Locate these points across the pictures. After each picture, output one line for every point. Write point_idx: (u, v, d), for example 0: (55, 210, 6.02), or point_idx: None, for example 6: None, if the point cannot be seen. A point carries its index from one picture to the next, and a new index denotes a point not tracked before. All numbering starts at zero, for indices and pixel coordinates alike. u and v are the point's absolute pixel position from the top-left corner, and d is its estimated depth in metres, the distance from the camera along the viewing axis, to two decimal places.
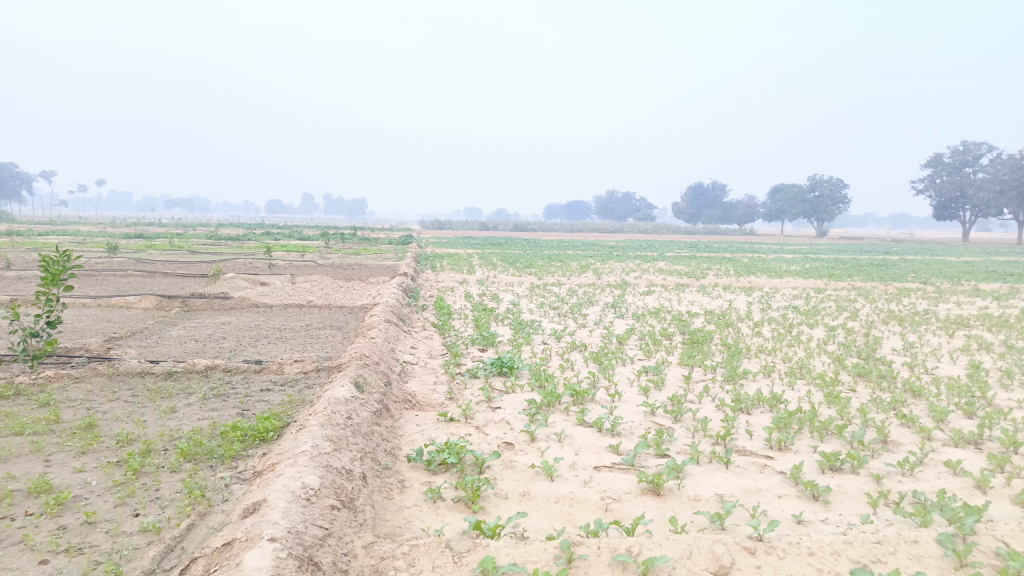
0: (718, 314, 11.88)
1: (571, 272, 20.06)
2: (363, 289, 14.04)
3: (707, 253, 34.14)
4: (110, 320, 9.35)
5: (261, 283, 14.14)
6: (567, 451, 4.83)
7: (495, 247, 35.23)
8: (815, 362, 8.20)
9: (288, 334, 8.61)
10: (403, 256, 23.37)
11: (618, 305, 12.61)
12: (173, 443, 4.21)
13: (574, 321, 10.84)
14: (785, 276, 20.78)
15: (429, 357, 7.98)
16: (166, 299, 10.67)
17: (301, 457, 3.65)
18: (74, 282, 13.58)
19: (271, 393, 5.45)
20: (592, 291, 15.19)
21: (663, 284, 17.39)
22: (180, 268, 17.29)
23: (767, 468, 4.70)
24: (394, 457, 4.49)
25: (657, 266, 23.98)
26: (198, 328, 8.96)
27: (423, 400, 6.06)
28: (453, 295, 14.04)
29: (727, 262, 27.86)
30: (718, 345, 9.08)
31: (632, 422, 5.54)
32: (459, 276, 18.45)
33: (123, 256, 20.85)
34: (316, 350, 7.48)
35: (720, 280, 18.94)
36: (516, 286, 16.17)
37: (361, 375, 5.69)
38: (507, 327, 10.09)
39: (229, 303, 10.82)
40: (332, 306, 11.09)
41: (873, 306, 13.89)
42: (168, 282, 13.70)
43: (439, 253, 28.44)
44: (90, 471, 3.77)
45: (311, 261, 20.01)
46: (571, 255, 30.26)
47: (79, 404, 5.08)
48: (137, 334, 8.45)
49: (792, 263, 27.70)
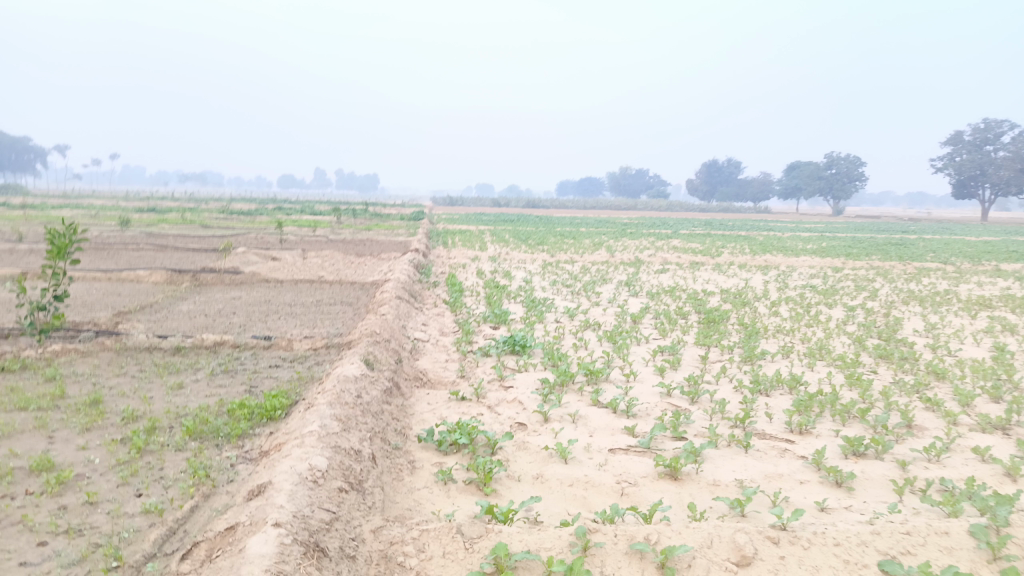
0: (733, 293, 11.68)
1: (584, 250, 19.87)
2: (374, 265, 13.93)
3: (722, 231, 33.76)
4: (120, 295, 9.29)
5: (272, 258, 14.05)
6: (582, 433, 4.70)
7: (507, 223, 35.05)
8: (834, 343, 8.02)
9: (298, 309, 8.51)
10: (414, 232, 23.24)
11: (633, 283, 12.44)
12: (179, 421, 4.11)
13: (588, 298, 10.68)
14: (801, 255, 20.48)
15: (440, 334, 7.86)
16: (177, 273, 10.60)
17: (309, 438, 3.54)
18: (85, 256, 13.53)
19: (280, 370, 5.35)
20: (605, 269, 15.01)
21: (678, 262, 17.17)
22: (192, 242, 17.25)
23: (788, 453, 4.56)
24: (404, 437, 4.38)
25: (671, 243, 23.73)
26: (208, 303, 8.88)
27: (434, 378, 5.95)
28: (465, 271, 13.90)
29: (742, 240, 27.55)
30: (735, 325, 8.90)
31: (648, 403, 5.41)
32: (471, 252, 18.31)
33: (135, 230, 20.84)
34: (326, 327, 7.37)
35: (735, 258, 18.70)
36: (528, 263, 16.02)
37: (372, 352, 5.58)
38: (520, 305, 9.95)
39: (240, 278, 10.74)
40: (343, 282, 10.99)
41: (892, 286, 13.64)
42: (179, 257, 13.64)
43: (450, 229, 28.29)
44: (94, 449, 3.68)
45: (323, 236, 19.90)
46: (584, 231, 30.02)
47: (86, 380, 5.00)
48: (147, 308, 8.38)
49: (808, 242, 27.33)
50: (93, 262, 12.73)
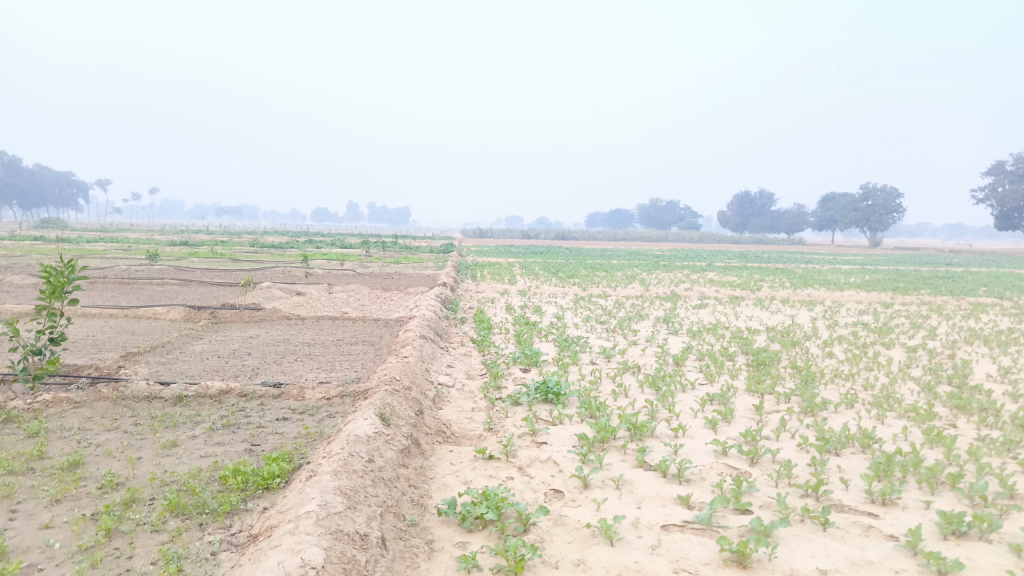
0: (780, 332, 10.93)
1: (617, 283, 19.21)
2: (400, 300, 13.43)
3: (759, 263, 32.69)
4: (133, 333, 8.87)
5: (297, 293, 13.67)
6: (628, 504, 4.05)
7: (537, 256, 34.60)
8: (900, 390, 7.25)
9: (316, 350, 7.99)
10: (443, 265, 22.81)
11: (671, 320, 11.74)
12: (163, 491, 3.55)
13: (624, 337, 10.03)
14: (845, 289, 19.58)
15: (468, 379, 7.26)
16: (195, 310, 10.19)
17: (304, 521, 2.96)
18: (106, 292, 13.25)
19: (287, 424, 4.79)
20: (640, 304, 14.32)
21: (717, 297, 16.43)
22: (216, 276, 16.96)
23: (873, 531, 3.85)
24: (423, 510, 3.77)
25: (707, 277, 22.97)
26: (223, 343, 8.40)
27: (460, 432, 5.35)
28: (494, 307, 13.34)
29: (780, 272, 26.64)
30: (787, 369, 8.17)
31: (702, 466, 4.74)
32: (501, 286, 17.76)
33: (163, 264, 20.72)
34: (343, 370, 6.82)
35: (777, 293, 17.89)
36: (560, 297, 15.41)
37: (390, 404, 4.99)
38: (552, 344, 9.33)
39: (259, 315, 10.30)
40: (366, 319, 10.47)
41: (950, 323, 12.73)
42: (202, 292, 13.32)
43: (480, 262, 27.85)
44: (57, 529, 3.13)
45: (350, 270, 19.55)
46: (617, 264, 29.36)
47: (72, 436, 4.49)
48: (159, 349, 7.92)
49: (850, 275, 26.31)
50: (114, 297, 12.43)
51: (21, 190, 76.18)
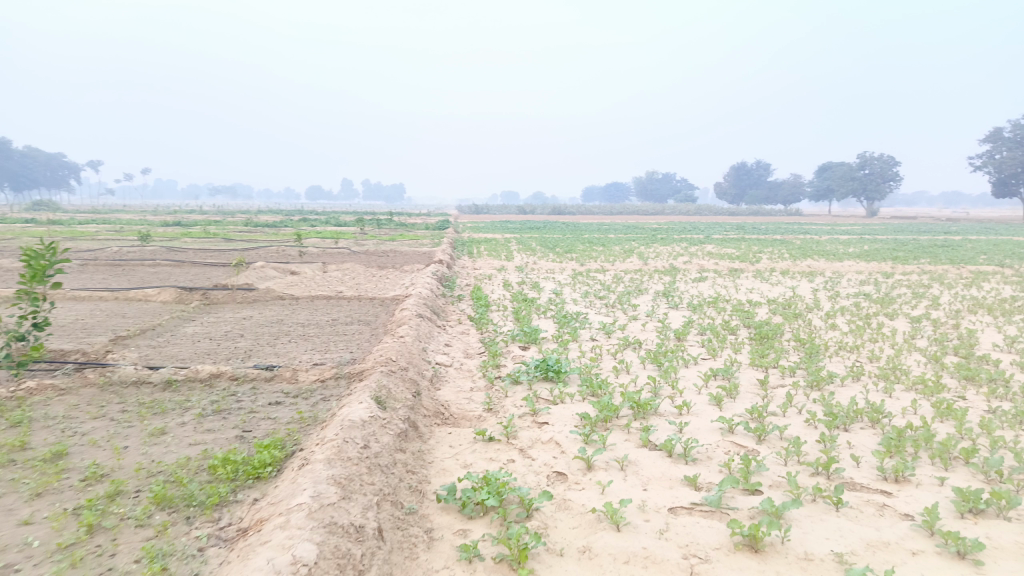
0: (782, 304, 10.79)
1: (615, 257, 19.03)
2: (396, 278, 13.24)
3: (757, 235, 32.46)
4: (124, 316, 8.69)
5: (291, 273, 13.48)
6: (634, 486, 3.91)
7: (533, 231, 34.39)
8: (907, 362, 7.11)
9: (311, 331, 7.82)
10: (438, 242, 22.59)
11: (671, 294, 11.58)
12: (149, 482, 3.40)
13: (624, 312, 9.88)
14: (845, 259, 19.44)
15: (466, 358, 7.11)
16: (186, 291, 10.00)
17: (295, 514, 2.80)
18: (97, 275, 13.05)
19: (280, 409, 4.63)
20: (639, 279, 14.15)
21: (716, 270, 16.29)
22: (209, 257, 16.73)
23: (887, 510, 3.73)
24: (422, 497, 3.63)
25: (706, 249, 22.82)
26: (215, 325, 8.23)
27: (458, 413, 5.21)
28: (492, 283, 13.17)
29: (779, 244, 26.48)
30: (791, 343, 8.02)
31: (708, 445, 4.61)
32: (497, 262, 17.56)
33: (156, 245, 20.48)
34: (338, 351, 6.65)
35: (777, 264, 17.73)
36: (558, 273, 15.24)
37: (387, 386, 4.84)
38: (550, 321, 9.17)
39: (252, 295, 10.12)
40: (361, 298, 10.29)
41: (952, 292, 12.59)
42: (195, 273, 13.11)
43: (476, 238, 27.62)
44: (36, 525, 2.97)
45: (345, 248, 19.34)
46: (614, 237, 29.13)
47: (56, 425, 4.33)
48: (150, 332, 7.74)
49: (849, 245, 26.15)
50: (105, 280, 12.23)
51: (12, 172, 75.47)
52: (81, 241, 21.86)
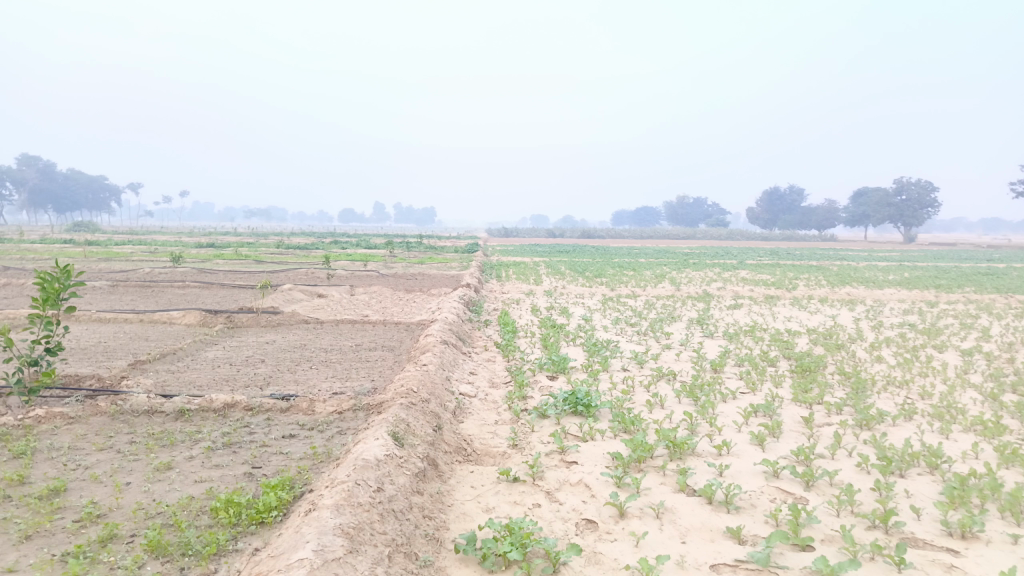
0: (822, 334, 10.34)
1: (646, 283, 18.66)
2: (422, 302, 13.03)
3: (792, 261, 31.72)
4: (146, 339, 8.57)
5: (318, 296, 13.36)
6: (671, 538, 3.58)
7: (562, 255, 34.13)
8: (962, 399, 6.66)
9: (333, 357, 7.61)
10: (467, 265, 22.41)
11: (705, 322, 11.17)
12: (145, 526, 3.15)
13: (656, 341, 9.53)
14: (885, 287, 18.83)
15: (491, 388, 6.81)
16: (211, 314, 9.88)
17: (295, 573, 2.52)
18: (125, 296, 13.05)
19: (293, 443, 4.38)
20: (672, 305, 13.75)
21: (751, 296, 15.81)
22: (237, 278, 16.73)
23: (956, 573, 3.33)
24: (439, 546, 3.33)
25: (740, 275, 22.32)
26: (237, 349, 8.05)
27: (482, 449, 4.91)
28: (520, 308, 12.88)
29: (815, 270, 25.84)
30: (835, 377, 7.59)
31: (752, 491, 4.25)
32: (526, 286, 17.28)
33: (187, 266, 20.60)
34: (359, 380, 6.41)
35: (814, 291, 17.21)
36: (587, 298, 14.93)
37: (406, 420, 4.57)
38: (580, 348, 8.86)
39: (277, 318, 9.96)
40: (386, 323, 10.08)
41: (1003, 324, 12.00)
42: (222, 294, 13.06)
43: (505, 261, 27.43)
44: (19, 574, 2.73)
45: (374, 271, 19.24)
46: (645, 262, 28.74)
47: (59, 457, 4.12)
48: (170, 356, 7.58)
49: (889, 272, 25.35)
50: (132, 301, 12.22)
51: (55, 194, 77.48)
52: (115, 261, 22.10)
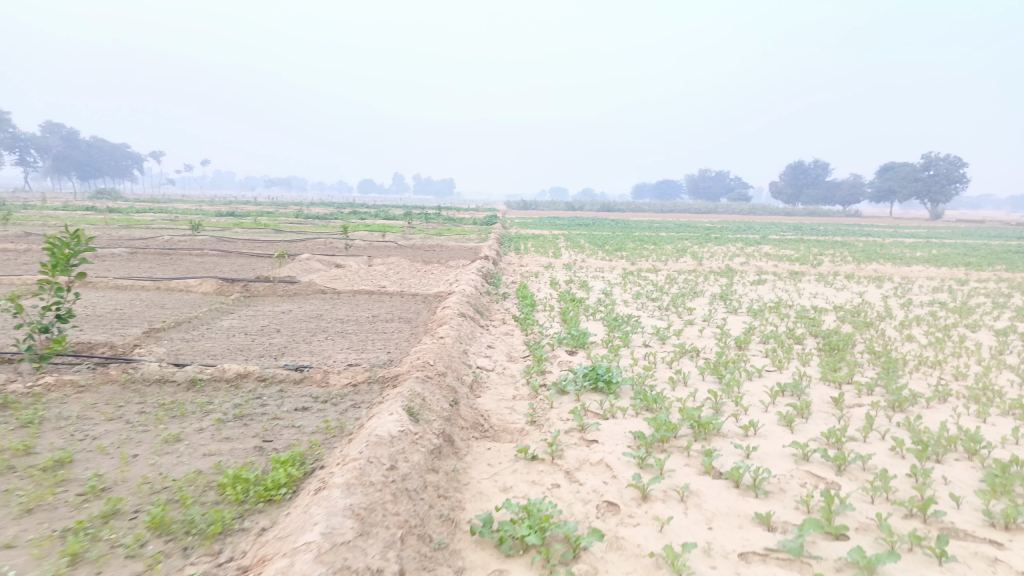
0: (849, 312, 10.06)
1: (667, 257, 18.37)
2: (440, 274, 12.88)
3: (817, 237, 31.13)
4: (162, 307, 8.50)
5: (335, 266, 13.26)
6: (697, 524, 3.41)
7: (582, 228, 33.81)
8: (999, 382, 6.40)
9: (349, 327, 7.49)
10: (485, 237, 22.20)
11: (729, 298, 10.92)
12: (150, 502, 3.03)
13: (678, 316, 9.31)
14: (913, 264, 18.40)
15: (509, 362, 6.66)
16: (227, 283, 9.80)
17: (302, 556, 2.39)
18: (144, 264, 13.03)
19: (306, 416, 4.25)
20: (693, 280, 13.49)
21: (775, 272, 15.49)
22: (256, 247, 16.67)
23: (1001, 566, 3.14)
24: (454, 527, 3.19)
25: (764, 250, 21.93)
26: (252, 319, 7.95)
27: (500, 426, 4.77)
28: (538, 281, 12.69)
29: (840, 246, 25.34)
30: (864, 356, 7.35)
31: (781, 475, 4.06)
32: (545, 259, 17.06)
33: (206, 235, 20.59)
34: (375, 352, 6.27)
35: (840, 268, 16.83)
36: (607, 272, 14.69)
37: (422, 395, 4.42)
38: (600, 323, 8.67)
39: (293, 288, 9.85)
40: (403, 294, 9.94)
41: None
42: (239, 263, 12.99)
43: (524, 234, 27.19)
44: (17, 551, 2.63)
45: (392, 242, 19.12)
46: (666, 236, 28.37)
47: (67, 427, 4.02)
48: (185, 324, 7.50)
49: (916, 249, 24.79)
50: (150, 269, 12.18)
51: (78, 162, 78.08)
52: (135, 229, 22.15)
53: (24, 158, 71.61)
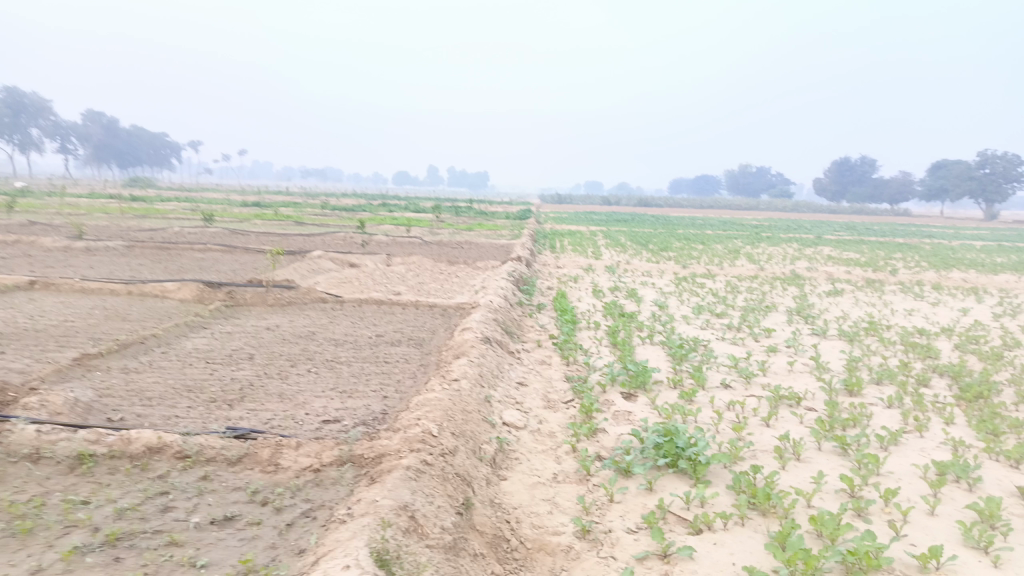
0: (964, 337, 8.16)
1: (720, 259, 16.50)
2: (466, 278, 11.21)
3: (875, 238, 28.88)
4: (123, 319, 6.96)
5: (348, 267, 11.69)
6: None
7: (621, 224, 31.90)
8: None
9: (342, 354, 5.88)
10: (519, 233, 20.44)
11: (810, 316, 9.07)
12: None
13: (756, 341, 7.53)
14: (1000, 272, 16.25)
15: (547, 411, 4.94)
16: (210, 288, 8.24)
17: None
18: (131, 261, 11.56)
19: (222, 545, 2.61)
20: (759, 289, 11.65)
21: (849, 280, 13.53)
22: (265, 242, 15.16)
23: None
24: None
25: (826, 253, 19.94)
26: (225, 338, 6.36)
27: (535, 546, 3.07)
28: (579, 289, 10.98)
29: (906, 248, 23.21)
30: (1022, 412, 5.48)
31: None
32: (584, 260, 15.33)
33: (219, 227, 19.23)
34: (364, 399, 4.60)
35: (922, 276, 14.80)
36: (656, 277, 12.93)
37: (410, 510, 2.74)
38: (659, 349, 6.92)
39: (288, 295, 8.27)
40: (418, 305, 8.29)
41: None
42: (240, 262, 11.47)
43: (561, 230, 25.41)
44: None
45: (418, 237, 17.55)
46: (713, 235, 26.41)
47: None
48: (138, 346, 5.92)
49: (992, 254, 22.51)
50: (139, 268, 10.71)
51: (117, 150, 78.20)
52: (149, 219, 20.89)
53: (64, 146, 71.67)
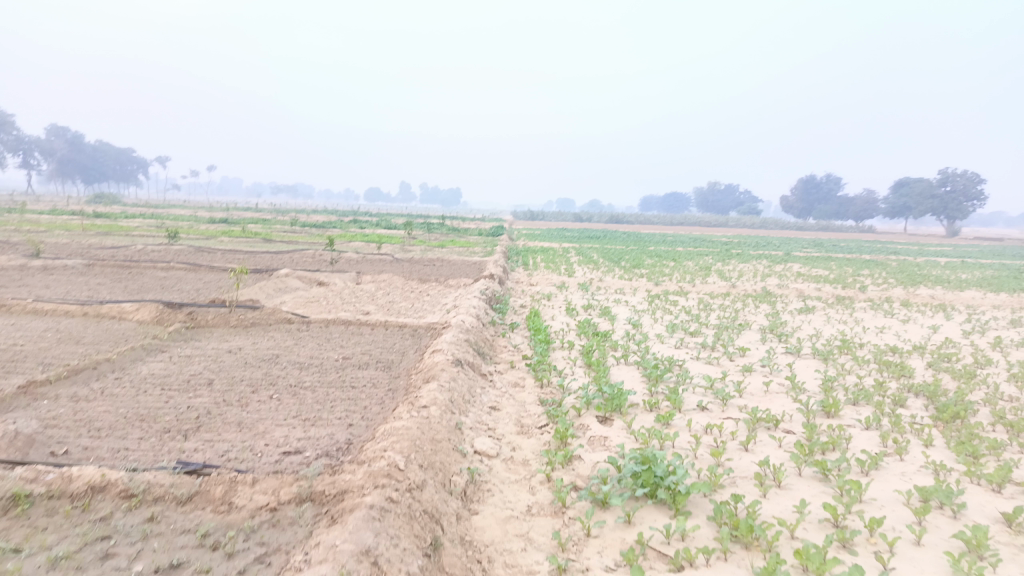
0: (936, 355, 8.16)
1: (692, 276, 16.51)
2: (437, 296, 11.02)
3: (843, 254, 29.29)
4: (76, 342, 6.64)
5: (317, 285, 11.43)
6: None
7: (593, 241, 31.93)
8: None
9: (307, 378, 5.65)
10: (491, 250, 20.29)
11: (783, 334, 9.03)
12: None
13: (731, 360, 7.43)
14: (965, 289, 16.48)
15: (520, 438, 4.76)
16: (170, 308, 7.94)
17: None
18: (89, 280, 11.17)
19: None
20: (732, 307, 11.62)
21: (820, 297, 13.59)
22: (232, 260, 14.81)
23: None
24: None
25: (796, 269, 20.10)
26: (184, 362, 6.08)
27: None
28: (552, 307, 10.85)
29: (873, 265, 23.52)
30: (999, 433, 5.43)
31: None
32: (557, 278, 15.23)
33: (185, 244, 18.80)
34: (328, 428, 4.38)
35: (891, 293, 14.93)
36: (629, 294, 12.85)
37: (373, 555, 2.54)
38: (634, 370, 6.78)
39: (253, 315, 8.00)
40: (388, 325, 8.07)
41: None
42: (203, 280, 11.14)
43: (533, 247, 25.34)
44: None
45: (389, 254, 17.32)
46: (685, 251, 26.54)
47: None
48: (90, 371, 5.63)
49: (957, 270, 22.90)
50: (97, 287, 10.34)
51: (81, 165, 76.72)
52: (112, 237, 20.34)
53: (26, 161, 70.08)
